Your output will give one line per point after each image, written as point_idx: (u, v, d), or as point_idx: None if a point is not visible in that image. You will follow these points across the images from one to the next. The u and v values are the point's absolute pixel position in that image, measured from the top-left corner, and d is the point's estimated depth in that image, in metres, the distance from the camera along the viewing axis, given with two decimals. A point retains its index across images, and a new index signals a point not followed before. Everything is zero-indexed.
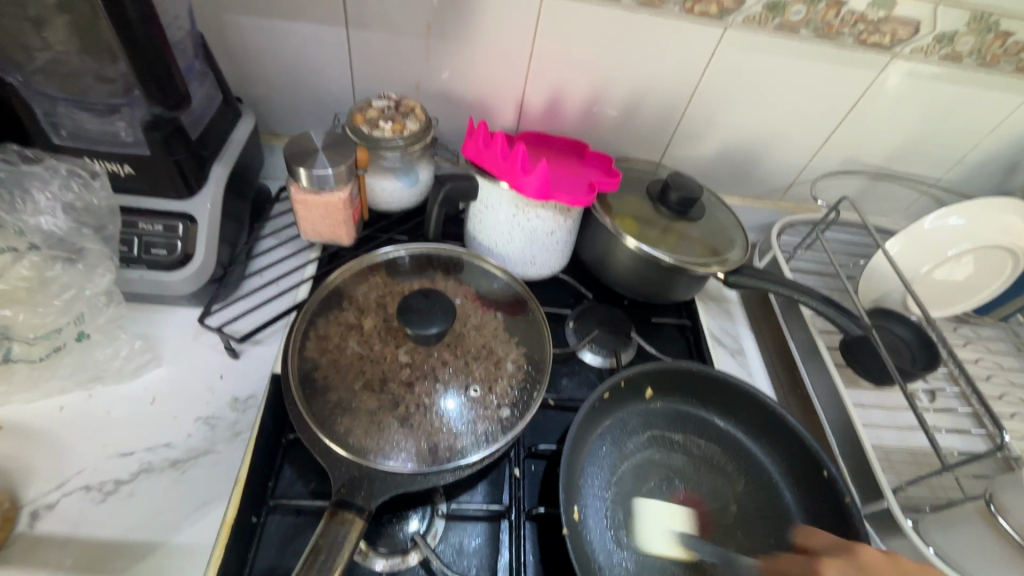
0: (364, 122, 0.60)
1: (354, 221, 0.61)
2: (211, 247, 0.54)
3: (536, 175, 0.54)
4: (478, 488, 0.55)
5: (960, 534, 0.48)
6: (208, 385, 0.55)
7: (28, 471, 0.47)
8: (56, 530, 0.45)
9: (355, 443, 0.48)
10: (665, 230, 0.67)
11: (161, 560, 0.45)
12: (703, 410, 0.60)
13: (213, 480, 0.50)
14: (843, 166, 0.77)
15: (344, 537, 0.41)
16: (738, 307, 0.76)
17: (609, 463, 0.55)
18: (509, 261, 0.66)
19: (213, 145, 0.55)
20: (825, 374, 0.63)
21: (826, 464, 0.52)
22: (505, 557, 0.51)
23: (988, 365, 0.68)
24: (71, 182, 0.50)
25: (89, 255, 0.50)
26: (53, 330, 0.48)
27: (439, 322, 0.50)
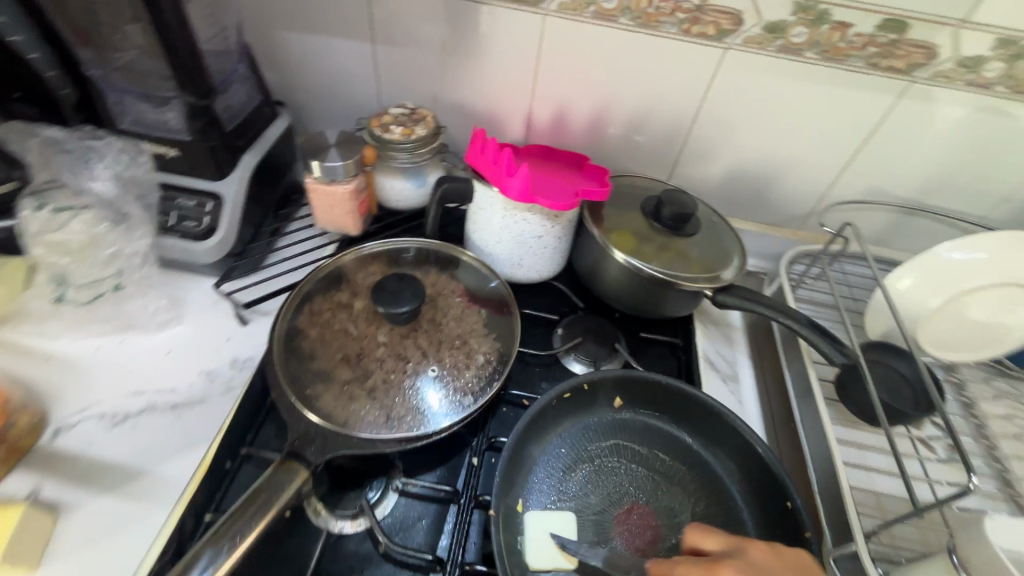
0: (378, 126, 0.66)
1: (361, 214, 0.68)
2: (232, 223, 0.62)
3: (518, 178, 0.57)
4: (435, 471, 0.58)
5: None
6: (217, 345, 0.62)
7: (61, 395, 0.56)
8: (70, 446, 0.53)
9: (321, 406, 0.53)
10: (661, 247, 0.66)
11: (145, 486, 0.51)
12: (673, 426, 0.59)
13: (202, 425, 0.56)
14: (866, 196, 0.73)
15: (287, 483, 0.45)
16: (740, 333, 0.74)
17: (564, 463, 0.55)
18: (499, 261, 0.69)
19: (246, 138, 0.64)
20: (815, 408, 0.59)
21: (790, 494, 0.50)
22: (446, 539, 0.52)
23: (1020, 423, 0.60)
24: (122, 157, 0.60)
25: (131, 221, 0.60)
26: (96, 280, 0.58)
27: (409, 301, 0.55)
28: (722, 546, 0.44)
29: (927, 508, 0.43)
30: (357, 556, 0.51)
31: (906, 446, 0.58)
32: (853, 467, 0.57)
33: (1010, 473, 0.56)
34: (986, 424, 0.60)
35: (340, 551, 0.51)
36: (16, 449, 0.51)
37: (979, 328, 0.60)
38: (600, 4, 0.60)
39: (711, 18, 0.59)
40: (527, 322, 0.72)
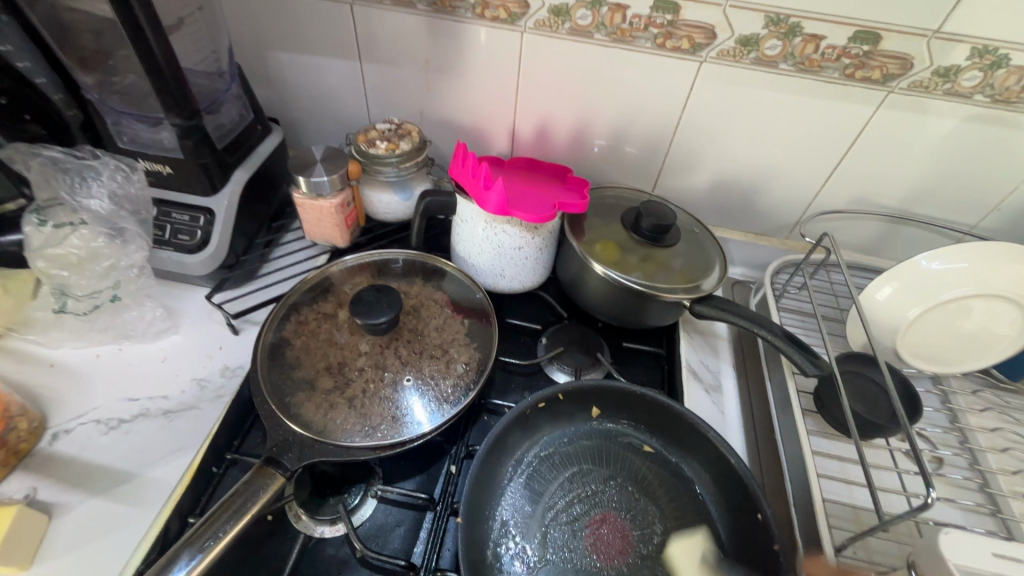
0: (365, 141, 0.68)
1: (348, 226, 0.70)
2: (224, 236, 0.66)
3: (495, 191, 0.59)
4: (414, 478, 0.59)
5: None
6: (209, 353, 0.65)
7: (60, 401, 0.59)
8: (66, 451, 0.56)
9: (300, 414, 0.54)
10: (643, 258, 0.67)
11: (134, 489, 0.54)
12: (648, 436, 0.60)
13: (190, 431, 0.58)
14: (852, 206, 0.73)
15: (262, 489, 0.47)
16: (725, 344, 0.74)
17: (537, 472, 0.56)
18: (482, 272, 0.71)
19: (238, 154, 0.67)
20: (793, 420, 0.59)
21: (760, 507, 0.50)
22: (421, 546, 0.54)
23: (1007, 436, 0.59)
24: (116, 175, 0.63)
25: (127, 234, 0.63)
26: (95, 291, 0.61)
27: (386, 313, 0.57)
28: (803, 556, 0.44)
29: (892, 521, 0.43)
30: (333, 560, 0.53)
31: (886, 459, 0.57)
32: (830, 479, 0.56)
33: (993, 487, 0.54)
34: (971, 437, 0.59)
35: (318, 556, 0.53)
36: (15, 452, 0.54)
37: (963, 339, 0.60)
38: (575, 21, 0.61)
39: (684, 32, 0.60)
40: (512, 332, 0.73)
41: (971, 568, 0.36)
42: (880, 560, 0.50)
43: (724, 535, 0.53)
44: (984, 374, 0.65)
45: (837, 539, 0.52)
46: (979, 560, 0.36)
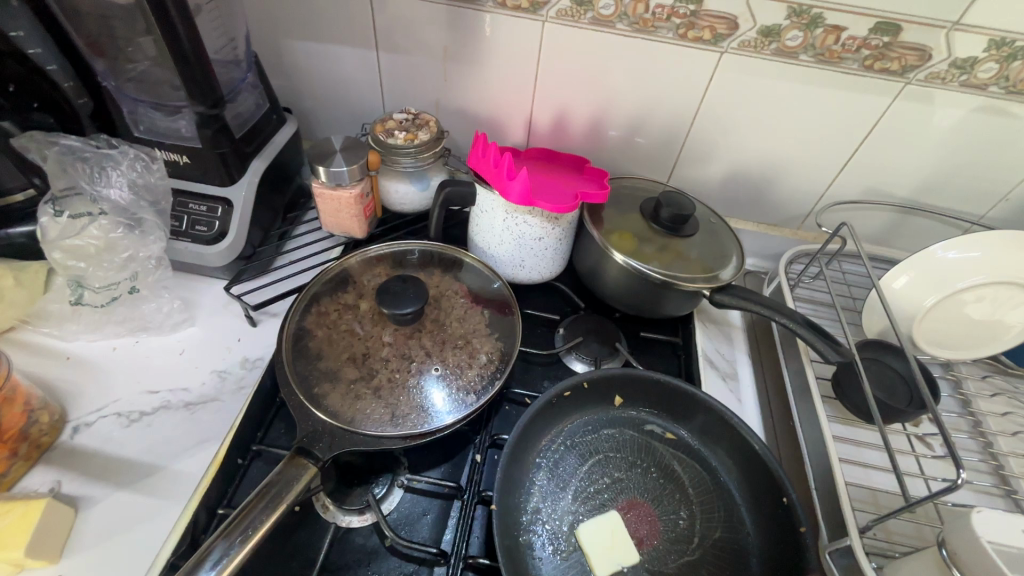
0: (383, 131, 0.68)
1: (366, 217, 0.70)
2: (242, 226, 0.65)
3: (518, 181, 0.59)
4: (439, 467, 0.59)
5: (911, 567, 0.44)
6: (228, 345, 0.64)
7: (78, 394, 0.58)
8: (88, 444, 0.55)
9: (327, 404, 0.54)
10: (662, 248, 0.68)
11: (159, 481, 0.53)
12: (670, 423, 0.60)
13: (213, 422, 0.58)
14: (864, 196, 0.74)
15: (296, 479, 0.47)
16: (740, 332, 0.75)
17: (564, 460, 0.57)
18: (501, 262, 0.71)
19: (255, 144, 0.67)
20: (813, 406, 0.60)
21: (786, 490, 0.51)
22: (450, 534, 0.54)
23: (1016, 421, 0.61)
24: (136, 164, 0.62)
25: (145, 225, 0.62)
26: (113, 283, 0.61)
27: (413, 303, 0.57)
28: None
29: (918, 501, 0.44)
30: (363, 549, 0.53)
31: (902, 443, 0.58)
32: (849, 463, 0.58)
33: (1006, 470, 0.56)
34: (982, 421, 0.61)
35: (347, 545, 0.53)
36: (37, 445, 0.53)
37: (974, 326, 0.61)
38: (597, 11, 0.61)
39: (706, 22, 0.60)
40: (529, 322, 0.73)
41: (1002, 544, 0.39)
42: (901, 541, 0.52)
43: (748, 519, 0.54)
44: (993, 360, 0.67)
45: (859, 520, 0.53)
46: (1011, 537, 0.39)
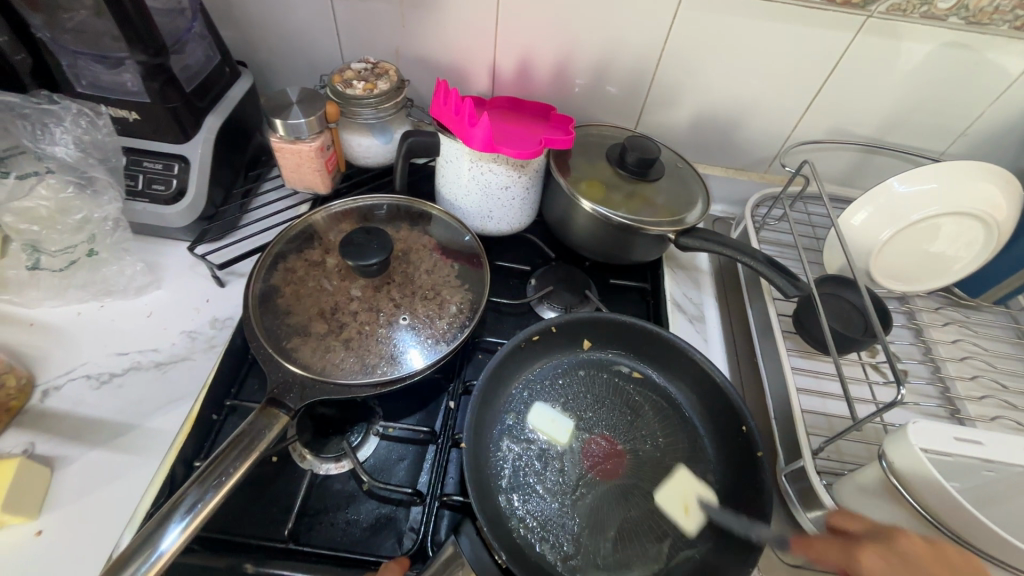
0: (341, 82, 0.66)
1: (329, 171, 0.68)
2: (201, 183, 0.64)
3: (480, 127, 0.58)
4: (414, 415, 0.61)
5: (857, 484, 0.48)
6: (196, 306, 0.64)
7: (46, 359, 0.58)
8: (59, 406, 0.55)
9: (298, 356, 0.54)
10: (628, 194, 0.68)
11: (134, 438, 0.54)
12: (638, 362, 0.62)
13: (185, 381, 0.58)
14: (830, 136, 0.74)
15: (267, 428, 0.47)
16: (707, 277, 0.76)
17: (533, 401, 0.58)
18: (468, 214, 0.71)
19: (208, 99, 0.64)
20: (774, 343, 0.62)
21: (745, 419, 0.53)
22: (426, 476, 0.56)
23: (966, 347, 0.64)
24: (80, 120, 0.60)
25: (97, 184, 0.60)
26: (70, 246, 0.59)
27: (377, 255, 0.56)
28: (871, 529, 0.41)
29: (861, 420, 0.47)
30: (342, 494, 0.54)
31: (858, 373, 0.61)
32: (807, 393, 0.60)
33: (954, 392, 0.59)
34: (936, 349, 0.64)
35: (326, 491, 0.54)
36: (7, 409, 0.53)
37: (924, 260, 0.63)
38: None
39: None
40: (501, 273, 0.74)
41: (934, 450, 0.42)
42: (853, 461, 0.55)
43: (710, 448, 0.57)
44: (948, 292, 0.70)
45: (814, 444, 0.56)
46: (941, 445, 0.43)
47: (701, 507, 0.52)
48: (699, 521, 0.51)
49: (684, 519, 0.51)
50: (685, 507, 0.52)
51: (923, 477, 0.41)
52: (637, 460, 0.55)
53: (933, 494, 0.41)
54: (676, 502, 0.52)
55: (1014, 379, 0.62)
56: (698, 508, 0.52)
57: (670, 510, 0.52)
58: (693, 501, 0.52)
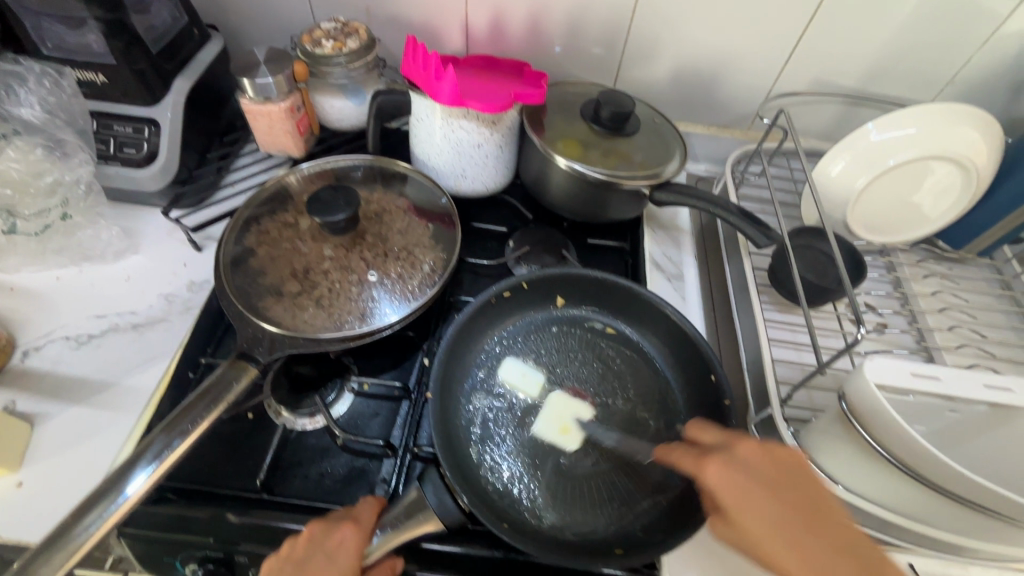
0: (310, 41, 0.65)
1: (300, 133, 0.68)
2: (173, 147, 0.64)
3: (447, 81, 0.57)
4: (389, 372, 0.61)
5: (823, 428, 0.49)
6: (174, 270, 0.65)
7: (26, 321, 0.59)
8: (40, 365, 0.56)
9: (269, 313, 0.55)
10: (605, 150, 0.67)
11: (112, 394, 0.55)
12: (612, 318, 0.62)
13: (162, 341, 0.59)
14: (813, 88, 0.73)
15: (236, 380, 0.48)
16: (688, 236, 0.75)
17: (504, 356, 0.59)
18: (442, 174, 0.70)
19: (176, 61, 0.64)
20: (749, 299, 0.62)
21: (714, 369, 0.53)
22: (399, 430, 0.57)
23: (947, 299, 0.64)
24: (44, 81, 0.60)
25: (67, 147, 0.61)
26: (44, 210, 0.60)
27: (343, 211, 0.56)
28: (720, 439, 0.43)
29: (824, 364, 0.47)
30: (316, 448, 0.55)
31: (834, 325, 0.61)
32: (782, 346, 0.60)
33: (931, 342, 0.59)
34: (916, 301, 0.63)
35: (300, 445, 0.55)
36: None
37: (902, 208, 0.62)
38: None
39: None
40: (479, 235, 0.73)
41: (883, 384, 0.42)
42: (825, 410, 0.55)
43: (681, 400, 0.57)
44: (932, 246, 0.69)
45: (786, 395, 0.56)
46: (896, 377, 0.42)
47: (580, 426, 0.53)
48: (577, 438, 0.53)
49: (563, 437, 0.53)
50: (562, 428, 0.53)
51: (877, 413, 0.41)
52: (607, 412, 0.55)
53: (887, 430, 0.42)
54: (552, 424, 0.53)
55: (994, 330, 0.61)
56: (576, 428, 0.53)
57: (548, 433, 0.53)
58: (571, 420, 0.54)
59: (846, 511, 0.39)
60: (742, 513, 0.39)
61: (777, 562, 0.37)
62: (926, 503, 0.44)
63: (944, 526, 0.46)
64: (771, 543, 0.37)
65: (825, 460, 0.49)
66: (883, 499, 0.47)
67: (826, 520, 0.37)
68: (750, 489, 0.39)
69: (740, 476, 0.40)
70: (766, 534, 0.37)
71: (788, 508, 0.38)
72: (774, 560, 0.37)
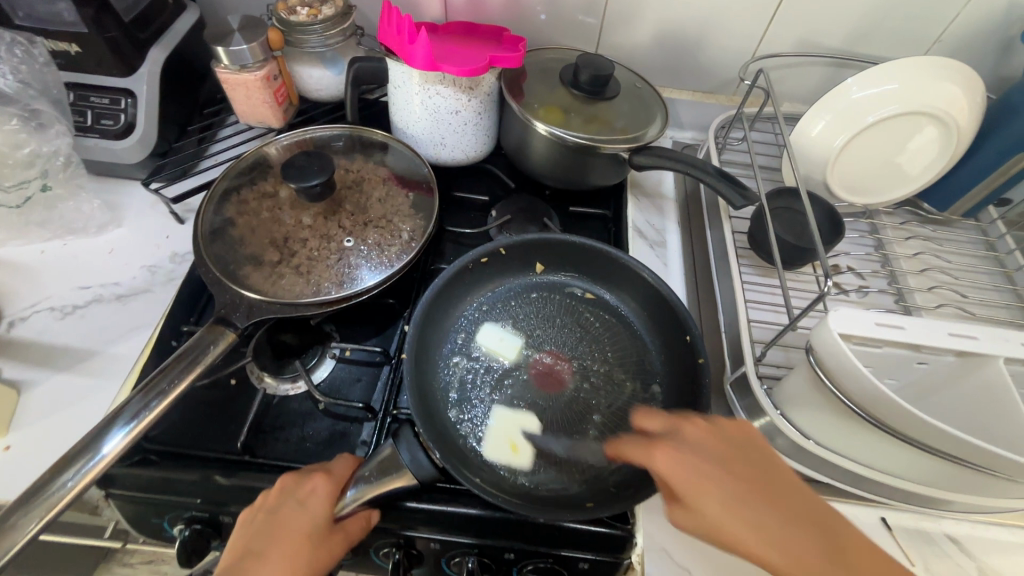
0: (285, 9, 0.65)
1: (278, 103, 0.68)
2: (150, 120, 0.64)
3: (420, 44, 0.56)
4: (371, 339, 0.62)
5: (793, 384, 0.49)
6: (157, 242, 0.65)
7: (11, 293, 0.60)
8: (25, 335, 0.57)
9: (247, 280, 0.55)
10: (585, 116, 0.66)
11: (97, 362, 0.56)
12: (591, 284, 0.63)
13: (146, 311, 0.60)
14: (798, 49, 0.71)
15: (213, 344, 0.49)
16: (672, 203, 0.74)
17: (483, 321, 0.59)
18: (422, 143, 0.70)
19: (150, 30, 0.64)
20: (727, 263, 0.62)
21: (689, 329, 0.53)
22: (380, 394, 0.57)
23: (928, 260, 0.64)
24: (14, 49, 0.60)
25: (43, 117, 0.61)
26: (23, 181, 0.60)
27: (318, 176, 0.56)
28: (665, 426, 0.45)
29: (795, 319, 0.47)
30: (299, 413, 0.56)
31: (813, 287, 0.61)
32: (761, 308, 0.60)
33: (911, 302, 0.59)
34: (897, 262, 0.63)
35: (283, 410, 0.56)
36: None
37: (884, 167, 0.62)
38: None
39: None
40: (461, 205, 0.73)
41: (852, 334, 0.42)
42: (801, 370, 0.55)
43: (658, 362, 0.57)
44: (916, 208, 0.68)
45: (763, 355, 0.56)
46: (861, 327, 0.43)
47: (529, 440, 0.51)
48: (528, 454, 0.50)
49: (514, 456, 0.50)
50: (511, 445, 0.50)
51: (843, 364, 0.42)
52: (584, 374, 0.56)
53: (853, 380, 0.42)
54: (502, 443, 0.50)
55: (975, 290, 0.61)
56: (525, 443, 0.51)
57: (500, 455, 0.50)
58: (518, 436, 0.51)
59: (788, 471, 0.41)
60: (698, 495, 0.39)
61: (740, 540, 0.37)
62: (895, 455, 0.45)
63: (913, 477, 0.46)
64: (730, 521, 0.38)
65: (798, 416, 0.49)
66: (852, 452, 0.47)
67: (776, 487, 0.39)
68: (703, 467, 0.40)
69: (691, 456, 0.41)
70: (724, 513, 0.38)
71: (740, 483, 0.39)
72: (738, 538, 0.37)
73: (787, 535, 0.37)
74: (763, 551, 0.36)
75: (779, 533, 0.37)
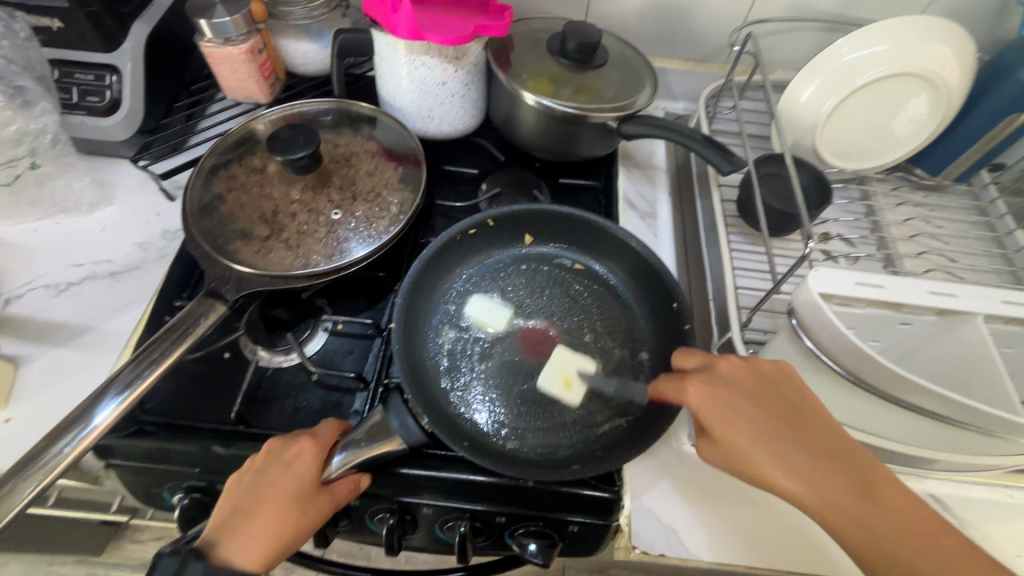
0: None
1: (264, 77, 0.68)
2: (136, 96, 0.64)
3: (403, 12, 0.55)
4: (363, 313, 0.63)
5: (779, 349, 0.49)
6: (148, 220, 0.65)
7: (5, 271, 0.60)
8: (20, 312, 0.58)
9: (237, 254, 0.56)
10: (573, 85, 0.66)
11: (92, 338, 0.57)
12: (581, 255, 0.63)
13: (139, 287, 0.60)
14: (790, 14, 0.70)
15: (204, 316, 0.50)
16: (663, 174, 0.74)
17: (471, 292, 0.60)
18: (410, 116, 0.69)
19: (131, 4, 0.63)
20: (716, 231, 0.62)
21: (676, 296, 0.54)
22: (372, 365, 0.58)
23: (920, 226, 0.64)
24: None
25: (28, 95, 0.62)
26: (12, 160, 0.62)
27: (304, 148, 0.56)
28: (701, 362, 0.47)
29: (777, 282, 0.47)
30: (292, 385, 0.57)
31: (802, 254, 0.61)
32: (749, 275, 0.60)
33: (899, 267, 0.59)
34: (887, 228, 0.63)
35: (276, 382, 0.57)
36: None
37: (875, 130, 0.62)
38: None
39: None
40: (451, 179, 0.73)
41: (833, 293, 0.43)
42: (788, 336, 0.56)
43: (646, 330, 0.58)
44: (908, 174, 0.68)
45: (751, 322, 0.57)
46: (841, 287, 0.43)
47: (584, 379, 0.53)
48: (581, 393, 0.53)
49: (568, 393, 0.52)
50: (566, 381, 0.53)
51: (822, 323, 0.42)
52: (573, 344, 0.56)
53: (834, 341, 0.42)
54: (557, 379, 0.53)
55: (965, 254, 0.61)
56: (580, 381, 0.53)
57: (554, 389, 0.53)
58: (574, 373, 0.53)
59: (812, 407, 0.44)
60: (725, 428, 0.43)
61: (761, 469, 0.41)
62: (877, 414, 0.46)
63: (896, 436, 0.47)
64: (751, 453, 0.42)
65: None
66: (837, 413, 0.48)
67: (801, 421, 0.43)
68: (731, 403, 0.44)
69: (721, 392, 0.44)
70: (748, 446, 0.42)
71: (767, 418, 0.43)
72: (756, 467, 0.41)
73: (805, 464, 0.40)
74: (779, 477, 0.40)
75: (795, 460, 0.41)
